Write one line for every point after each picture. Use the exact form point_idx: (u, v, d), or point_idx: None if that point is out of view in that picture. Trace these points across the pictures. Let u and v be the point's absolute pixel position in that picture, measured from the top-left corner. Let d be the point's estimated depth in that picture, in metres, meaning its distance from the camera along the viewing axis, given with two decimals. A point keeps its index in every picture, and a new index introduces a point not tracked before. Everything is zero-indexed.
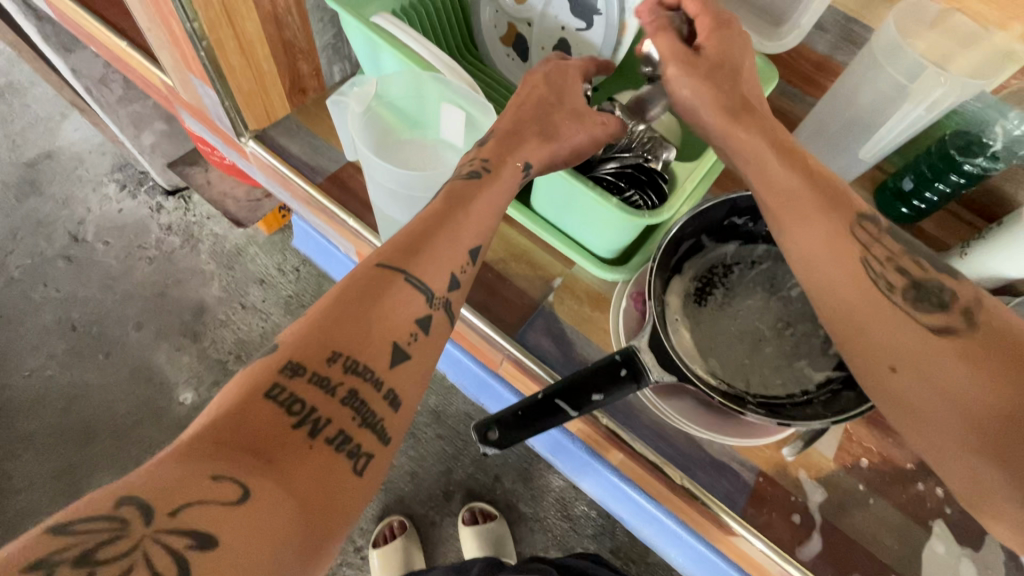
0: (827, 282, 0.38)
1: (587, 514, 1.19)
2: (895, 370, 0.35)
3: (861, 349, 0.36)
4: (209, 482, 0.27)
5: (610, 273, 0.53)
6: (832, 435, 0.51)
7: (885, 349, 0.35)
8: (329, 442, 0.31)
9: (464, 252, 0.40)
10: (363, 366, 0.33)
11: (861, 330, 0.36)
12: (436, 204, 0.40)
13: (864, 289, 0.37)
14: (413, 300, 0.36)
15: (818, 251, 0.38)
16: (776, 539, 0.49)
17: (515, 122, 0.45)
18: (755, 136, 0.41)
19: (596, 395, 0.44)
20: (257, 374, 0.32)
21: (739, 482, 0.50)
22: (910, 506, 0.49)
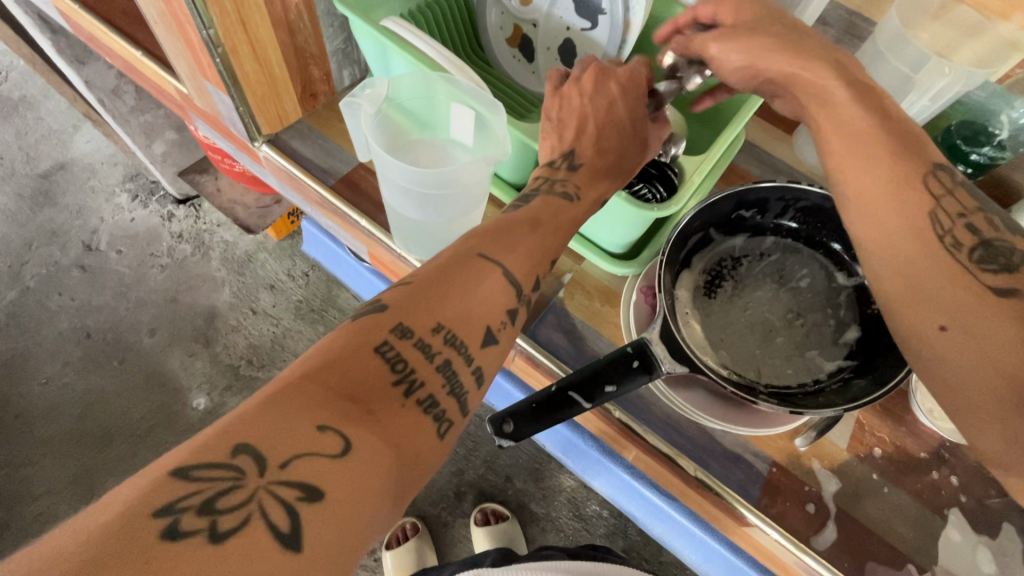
0: (881, 231, 0.38)
1: (599, 514, 1.19)
2: (943, 329, 0.34)
3: (908, 301, 0.35)
4: (319, 433, 0.27)
5: (619, 266, 0.54)
6: (844, 425, 0.52)
7: (934, 310, 0.34)
8: (420, 403, 0.32)
9: (545, 256, 0.43)
10: (459, 340, 0.35)
11: (917, 284, 0.35)
12: (536, 209, 0.44)
13: (924, 241, 0.36)
14: (504, 289, 0.38)
15: (878, 199, 0.38)
16: (791, 529, 0.49)
17: (598, 146, 0.48)
18: (831, 127, 0.41)
19: (612, 387, 0.44)
20: (367, 329, 0.33)
21: (752, 473, 0.51)
22: (924, 495, 0.50)
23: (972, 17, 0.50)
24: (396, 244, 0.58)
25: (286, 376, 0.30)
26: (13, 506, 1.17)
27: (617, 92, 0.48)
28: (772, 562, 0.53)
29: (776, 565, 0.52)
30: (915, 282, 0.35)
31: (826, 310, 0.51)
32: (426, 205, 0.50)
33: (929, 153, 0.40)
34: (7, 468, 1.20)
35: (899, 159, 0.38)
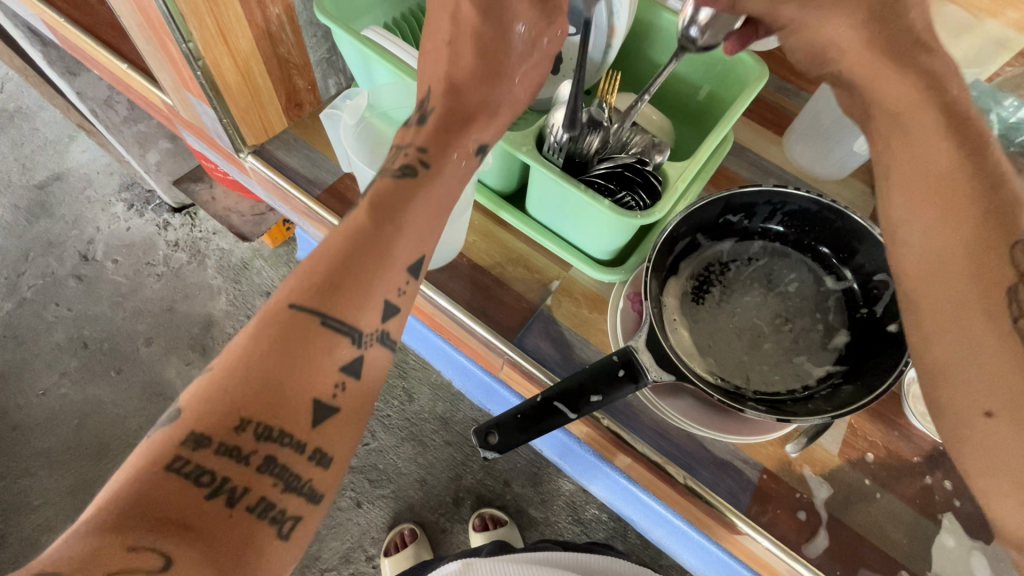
0: (937, 292, 0.35)
1: (598, 518, 1.18)
2: (989, 414, 0.31)
3: (951, 379, 0.33)
4: (125, 553, 0.26)
5: (606, 274, 0.54)
6: (836, 430, 0.51)
7: (984, 389, 0.32)
8: (250, 511, 0.30)
9: (401, 273, 0.38)
10: (279, 430, 0.32)
11: (968, 360, 0.33)
12: (359, 220, 0.38)
13: (987, 310, 0.33)
14: (337, 345, 0.35)
15: (946, 258, 0.35)
16: (782, 536, 0.48)
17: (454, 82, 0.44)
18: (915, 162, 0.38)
19: (597, 396, 0.44)
20: (158, 447, 0.30)
21: (742, 480, 0.50)
22: (918, 500, 0.49)
23: (957, 16, 0.52)
24: None
25: (89, 504, 0.28)
26: (10, 519, 1.17)
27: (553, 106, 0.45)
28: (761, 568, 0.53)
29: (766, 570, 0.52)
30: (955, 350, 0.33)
31: (814, 316, 0.51)
32: None
33: None
34: (6, 480, 1.20)
35: (976, 225, 0.35)
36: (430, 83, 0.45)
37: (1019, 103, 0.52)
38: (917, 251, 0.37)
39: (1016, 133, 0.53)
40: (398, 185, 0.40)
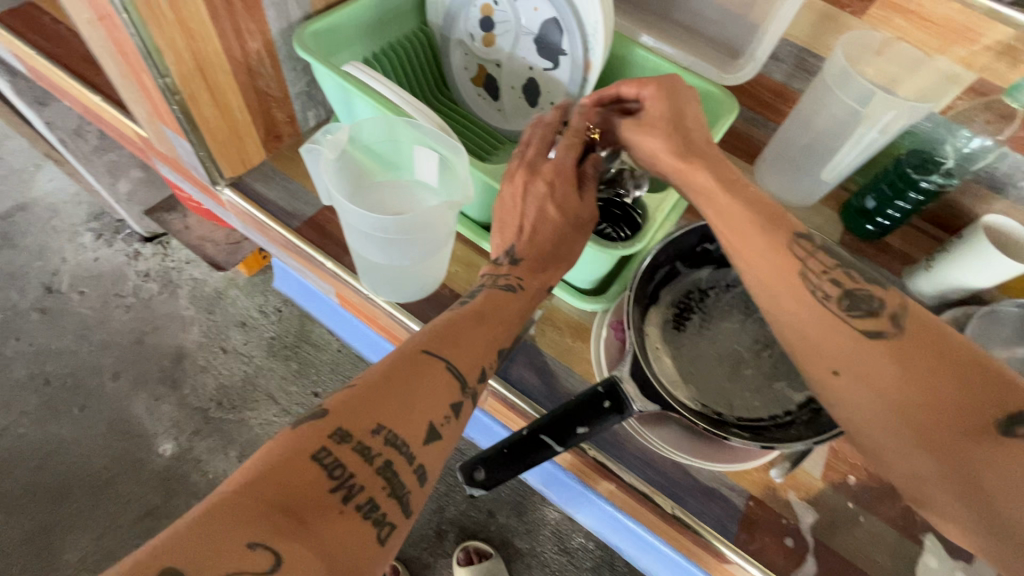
0: (774, 295, 0.41)
1: (585, 546, 1.17)
2: (836, 373, 0.38)
3: (810, 355, 0.40)
4: (243, 547, 0.27)
5: (589, 303, 0.54)
6: (817, 453, 0.52)
7: (828, 355, 0.39)
8: (359, 509, 0.32)
9: (495, 349, 0.43)
10: (401, 440, 0.35)
11: (807, 339, 0.40)
12: (476, 303, 0.44)
13: (805, 301, 0.40)
14: (449, 387, 0.38)
15: (768, 273, 0.41)
16: (772, 564, 0.48)
17: (538, 243, 0.47)
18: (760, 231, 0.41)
19: (583, 428, 0.44)
20: (305, 436, 0.33)
21: (729, 507, 0.50)
22: (900, 521, 0.50)
23: (910, 52, 0.57)
24: (364, 287, 0.56)
25: (223, 482, 0.30)
26: None
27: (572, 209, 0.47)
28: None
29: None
30: (908, 397, 0.36)
31: None
32: (389, 248, 0.49)
33: (791, 221, 0.43)
34: None
35: (774, 240, 0.41)
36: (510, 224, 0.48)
37: (972, 135, 0.58)
38: (783, 295, 0.41)
39: (970, 161, 0.60)
40: (496, 302, 0.44)
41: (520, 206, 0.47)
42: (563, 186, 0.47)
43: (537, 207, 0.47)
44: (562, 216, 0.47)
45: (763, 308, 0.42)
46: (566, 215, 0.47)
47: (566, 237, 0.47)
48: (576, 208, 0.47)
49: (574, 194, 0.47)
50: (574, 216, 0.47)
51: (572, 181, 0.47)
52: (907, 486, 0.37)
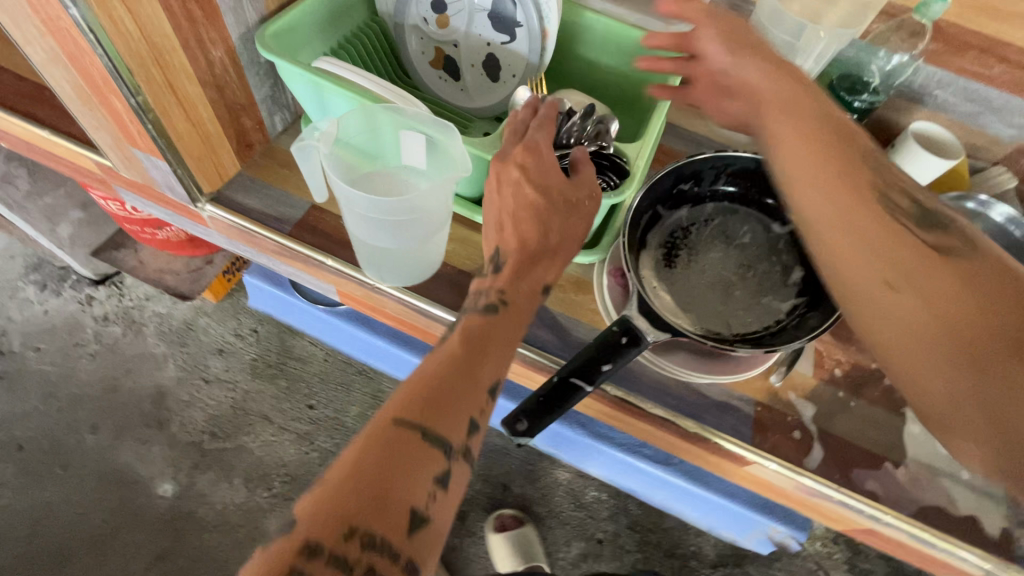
0: (830, 212, 0.43)
1: (599, 498, 1.24)
2: (889, 286, 0.40)
3: (852, 264, 0.41)
4: None
5: (587, 255, 0.58)
6: (806, 355, 0.58)
7: (880, 269, 0.40)
8: None
9: (483, 393, 0.44)
10: (382, 539, 0.35)
11: (871, 249, 0.41)
12: (455, 346, 0.45)
13: (871, 216, 0.42)
14: (433, 457, 0.39)
15: (834, 186, 0.43)
16: (787, 458, 0.53)
17: (522, 239, 0.49)
18: (816, 119, 0.45)
19: (607, 365, 0.47)
20: (282, 554, 0.33)
21: (741, 416, 0.55)
22: (883, 399, 0.57)
23: None
24: (369, 276, 0.57)
25: None
26: None
27: (556, 189, 0.49)
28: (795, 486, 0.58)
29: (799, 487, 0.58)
30: (958, 313, 0.37)
31: (771, 258, 0.57)
32: (394, 232, 0.51)
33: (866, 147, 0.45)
34: None
35: (856, 168, 0.43)
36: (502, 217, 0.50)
37: (890, 54, 0.65)
38: (842, 210, 0.42)
39: (892, 77, 0.67)
40: (483, 327, 0.47)
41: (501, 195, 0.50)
42: (542, 157, 0.50)
43: (514, 189, 0.49)
44: (545, 196, 0.48)
45: (815, 243, 0.44)
46: (546, 193, 0.48)
47: (554, 215, 0.48)
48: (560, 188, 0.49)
49: (555, 173, 0.49)
50: (556, 182, 0.49)
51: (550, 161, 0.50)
52: (920, 399, 0.39)
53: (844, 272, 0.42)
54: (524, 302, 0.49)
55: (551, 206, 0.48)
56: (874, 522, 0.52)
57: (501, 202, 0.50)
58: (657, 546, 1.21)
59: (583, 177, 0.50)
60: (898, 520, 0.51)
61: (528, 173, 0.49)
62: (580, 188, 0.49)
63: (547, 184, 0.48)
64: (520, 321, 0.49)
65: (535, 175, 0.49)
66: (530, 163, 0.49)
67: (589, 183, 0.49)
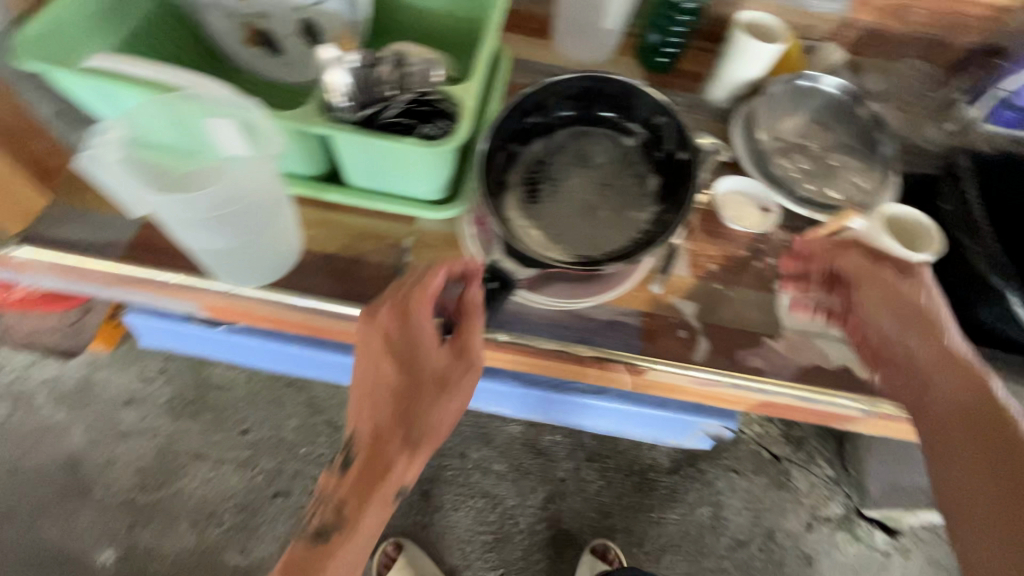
0: (942, 405, 0.47)
1: (555, 441, 1.29)
2: (984, 435, 0.44)
3: (942, 437, 0.46)
4: None
5: (446, 208, 0.56)
6: (681, 258, 0.61)
7: (962, 440, 0.45)
8: None
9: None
10: None
11: (954, 404, 0.46)
12: (302, 545, 0.50)
13: (974, 417, 0.45)
14: None
15: (954, 389, 0.46)
16: (676, 356, 0.56)
17: (374, 427, 0.49)
18: (922, 341, 0.49)
19: (481, 312, 0.50)
20: None
21: (631, 329, 0.56)
22: (754, 282, 0.61)
23: None
24: (225, 282, 0.53)
25: None
26: None
27: (412, 381, 0.48)
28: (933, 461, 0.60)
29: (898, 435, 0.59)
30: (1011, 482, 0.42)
31: (627, 172, 0.57)
32: (223, 228, 0.47)
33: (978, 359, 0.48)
34: None
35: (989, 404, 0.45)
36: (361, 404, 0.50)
37: None
38: (956, 395, 0.46)
39: None
40: (332, 522, 0.49)
41: (361, 366, 0.50)
42: (410, 323, 0.49)
43: (373, 365, 0.50)
44: (401, 374, 0.49)
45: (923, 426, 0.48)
46: (401, 385, 0.49)
47: (417, 395, 0.48)
48: (423, 380, 0.48)
49: (421, 348, 0.49)
50: (424, 365, 0.48)
51: (428, 338, 0.48)
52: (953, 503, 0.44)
53: (940, 436, 0.46)
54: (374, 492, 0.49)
55: (405, 393, 0.48)
56: (766, 395, 0.56)
57: (359, 385, 0.50)
58: (615, 469, 1.27)
59: (442, 355, 0.48)
60: (784, 387, 0.55)
61: (396, 363, 0.49)
62: (436, 368, 0.48)
63: (409, 368, 0.49)
64: (380, 516, 0.50)
65: (392, 348, 0.49)
66: (396, 350, 0.49)
67: (462, 368, 0.48)
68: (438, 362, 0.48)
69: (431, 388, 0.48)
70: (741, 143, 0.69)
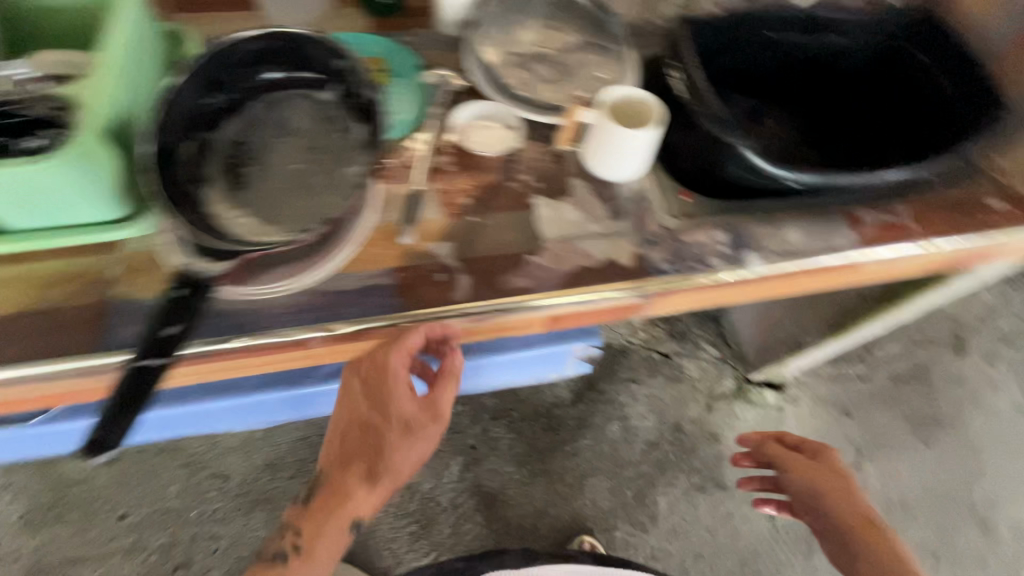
0: (853, 529, 0.78)
1: (456, 412, 1.28)
2: (857, 546, 0.77)
3: (855, 548, 0.78)
4: None
5: (129, 225, 0.52)
6: (429, 200, 0.58)
7: (851, 538, 0.78)
8: None
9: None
10: None
11: (850, 521, 0.79)
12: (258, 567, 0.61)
13: (861, 524, 0.78)
14: None
15: (848, 507, 0.79)
16: (438, 302, 0.53)
17: (340, 460, 0.57)
18: (834, 481, 0.81)
19: (174, 328, 0.48)
20: None
21: (385, 289, 0.53)
22: (509, 204, 0.59)
23: None
24: None
25: None
26: None
27: (389, 425, 0.54)
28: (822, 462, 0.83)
29: (841, 523, 0.79)
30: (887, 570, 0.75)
31: (331, 129, 0.53)
32: None
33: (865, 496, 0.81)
34: None
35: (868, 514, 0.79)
36: (336, 438, 0.57)
37: None
38: (850, 517, 0.79)
39: None
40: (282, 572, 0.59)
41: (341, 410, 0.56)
42: (373, 371, 0.52)
43: (350, 409, 0.56)
44: (376, 416, 0.54)
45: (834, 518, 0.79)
46: (370, 433, 0.55)
47: (387, 441, 0.54)
48: (389, 432, 0.54)
49: (399, 403, 0.53)
50: (399, 413, 0.54)
51: (404, 399, 0.53)
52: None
53: (847, 539, 0.78)
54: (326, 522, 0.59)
55: (381, 439, 0.54)
56: (546, 310, 0.55)
57: (342, 421, 0.56)
58: (521, 419, 1.29)
59: (418, 409, 0.54)
60: (559, 298, 0.55)
61: (369, 402, 0.54)
62: (405, 413, 0.54)
63: (387, 420, 0.54)
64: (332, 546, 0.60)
65: (372, 392, 0.53)
66: (360, 380, 0.53)
67: (428, 428, 0.54)
68: (410, 410, 0.54)
69: (400, 442, 0.54)
70: (475, 65, 0.66)
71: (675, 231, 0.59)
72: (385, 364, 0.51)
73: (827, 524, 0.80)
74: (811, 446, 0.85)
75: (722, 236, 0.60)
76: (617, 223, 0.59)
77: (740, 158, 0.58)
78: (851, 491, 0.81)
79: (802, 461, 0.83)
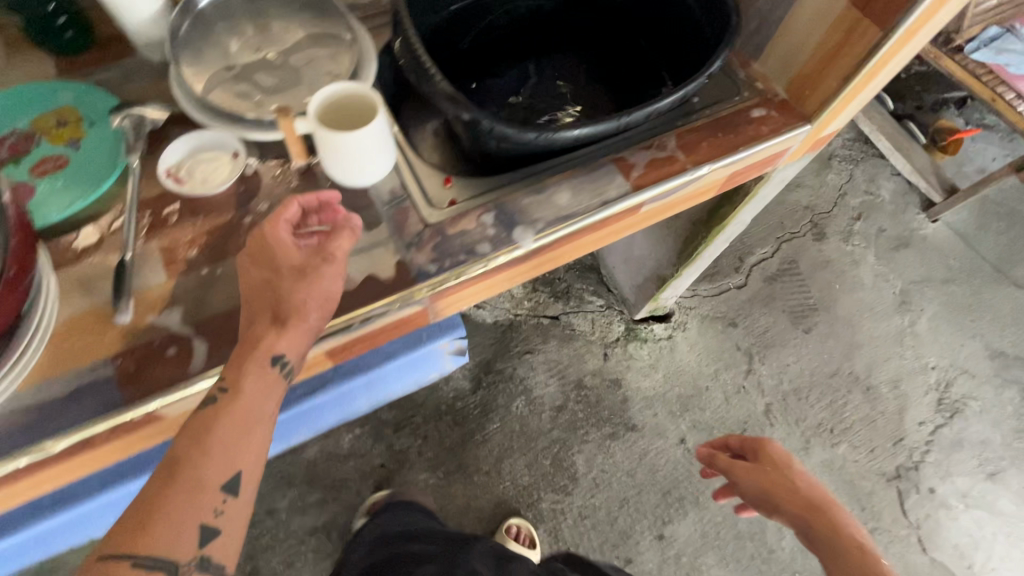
0: (803, 516, 0.72)
1: (355, 436, 1.23)
2: (810, 530, 0.71)
3: (810, 533, 0.71)
4: None
5: None
6: (147, 264, 0.51)
7: (804, 526, 0.72)
8: None
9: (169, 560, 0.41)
10: None
11: (798, 508, 0.73)
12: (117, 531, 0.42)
13: (809, 505, 0.73)
14: None
15: (793, 496, 0.74)
16: (173, 379, 0.47)
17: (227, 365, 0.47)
18: (772, 471, 0.78)
19: None
20: None
21: (107, 382, 0.46)
22: (246, 243, 0.53)
23: None
24: None
25: None
26: None
27: (280, 270, 0.47)
28: (760, 460, 0.80)
29: (799, 520, 0.72)
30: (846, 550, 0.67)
31: None
32: None
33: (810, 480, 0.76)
34: None
35: (814, 496, 0.74)
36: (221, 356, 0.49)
37: None
38: (798, 504, 0.73)
39: None
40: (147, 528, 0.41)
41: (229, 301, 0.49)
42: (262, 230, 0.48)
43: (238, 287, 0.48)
44: (266, 274, 0.47)
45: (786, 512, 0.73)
46: (263, 293, 0.47)
47: (283, 281, 0.46)
48: (283, 270, 0.47)
49: (287, 244, 0.47)
50: (290, 253, 0.47)
51: (285, 236, 0.47)
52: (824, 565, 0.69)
53: (802, 529, 0.72)
54: (222, 444, 0.44)
55: (276, 284, 0.46)
56: (315, 350, 0.51)
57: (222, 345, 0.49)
58: (425, 422, 1.25)
59: (312, 248, 0.48)
60: (324, 334, 0.51)
61: (254, 265, 0.47)
62: (298, 255, 0.47)
63: (278, 261, 0.47)
64: (234, 482, 0.44)
65: (260, 261, 0.48)
66: (250, 259, 0.47)
67: (328, 258, 0.47)
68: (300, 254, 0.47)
69: (297, 276, 0.46)
70: (182, 94, 0.58)
71: (435, 226, 0.55)
72: (268, 261, 0.47)
73: (782, 514, 0.74)
74: (750, 446, 0.83)
75: (488, 218, 0.56)
76: (372, 233, 0.54)
77: (492, 130, 0.54)
78: (794, 478, 0.76)
79: (738, 462, 0.81)
